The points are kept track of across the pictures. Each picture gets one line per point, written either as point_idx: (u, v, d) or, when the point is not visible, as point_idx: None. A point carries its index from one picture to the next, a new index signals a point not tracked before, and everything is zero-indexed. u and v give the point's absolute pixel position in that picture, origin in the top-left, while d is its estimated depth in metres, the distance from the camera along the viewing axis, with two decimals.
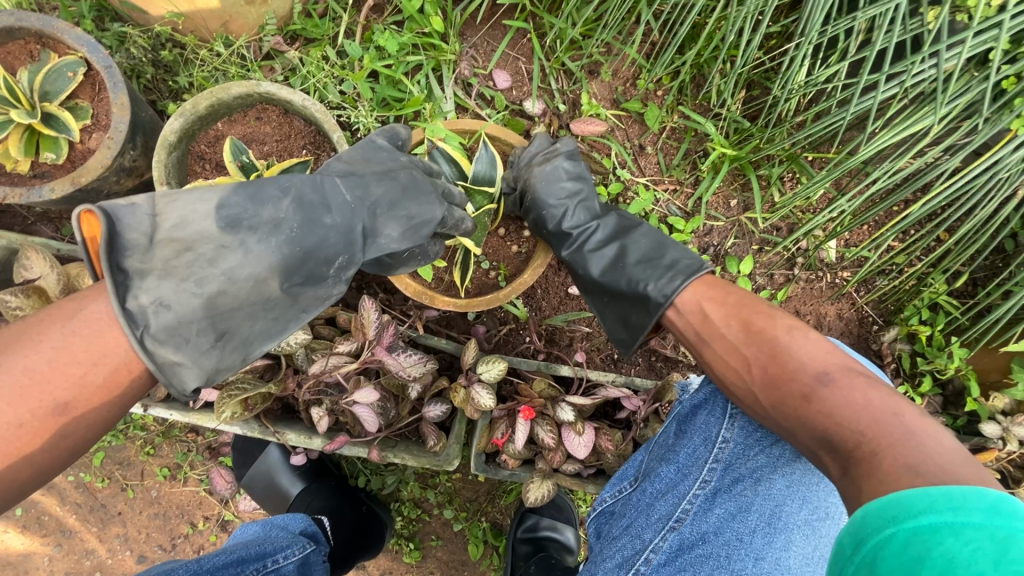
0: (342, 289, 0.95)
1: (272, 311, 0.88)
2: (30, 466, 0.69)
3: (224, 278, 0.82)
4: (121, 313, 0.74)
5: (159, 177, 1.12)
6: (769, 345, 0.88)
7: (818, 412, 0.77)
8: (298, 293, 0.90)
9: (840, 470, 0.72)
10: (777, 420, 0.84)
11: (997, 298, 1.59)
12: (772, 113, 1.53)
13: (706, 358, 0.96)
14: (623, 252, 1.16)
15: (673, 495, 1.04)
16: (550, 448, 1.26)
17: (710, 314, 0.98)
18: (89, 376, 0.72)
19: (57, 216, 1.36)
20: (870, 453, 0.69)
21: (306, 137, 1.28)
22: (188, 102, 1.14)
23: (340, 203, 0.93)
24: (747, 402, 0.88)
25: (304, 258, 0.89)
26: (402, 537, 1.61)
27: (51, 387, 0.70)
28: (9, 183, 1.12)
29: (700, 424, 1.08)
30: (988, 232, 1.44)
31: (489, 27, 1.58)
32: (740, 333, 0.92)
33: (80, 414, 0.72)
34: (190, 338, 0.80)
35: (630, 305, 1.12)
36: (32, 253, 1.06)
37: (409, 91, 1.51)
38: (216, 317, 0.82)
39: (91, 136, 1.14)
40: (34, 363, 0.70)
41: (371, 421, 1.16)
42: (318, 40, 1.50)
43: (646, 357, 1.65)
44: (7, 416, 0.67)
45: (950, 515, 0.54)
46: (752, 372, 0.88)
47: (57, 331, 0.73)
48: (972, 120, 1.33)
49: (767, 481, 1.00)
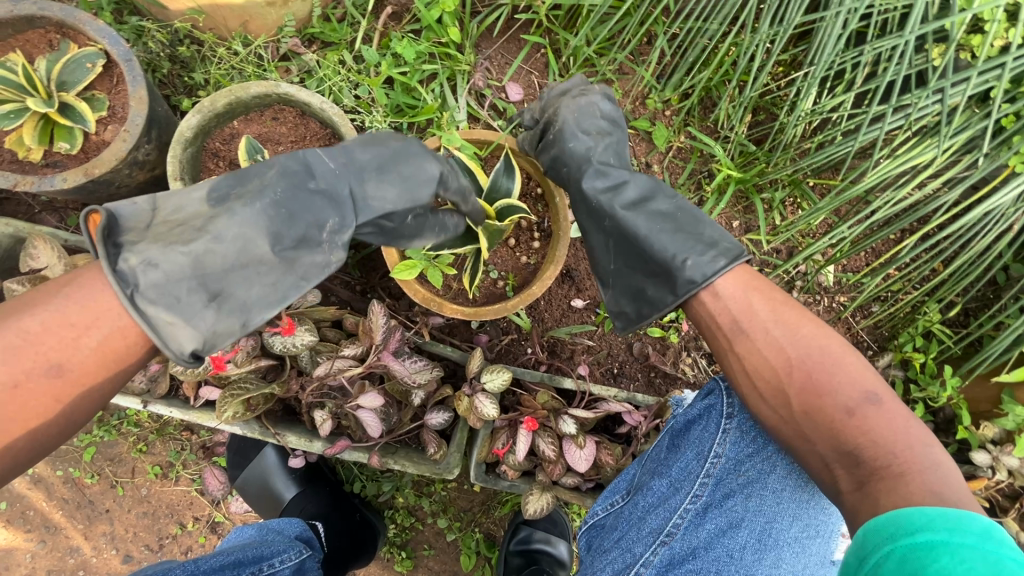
0: (341, 256, 0.92)
1: (267, 275, 0.86)
2: (26, 428, 0.70)
3: (214, 241, 0.82)
4: (111, 273, 0.74)
5: (173, 172, 1.12)
6: (820, 353, 0.90)
7: (856, 428, 0.82)
8: (292, 258, 0.88)
9: (853, 484, 0.81)
10: (806, 430, 0.86)
11: (989, 329, 1.63)
12: (778, 140, 1.57)
13: (739, 350, 0.94)
14: (654, 210, 1.07)
15: (664, 509, 1.05)
16: (551, 461, 1.26)
17: (759, 309, 0.95)
18: (83, 339, 0.72)
19: (63, 206, 1.34)
20: (899, 472, 0.77)
21: (321, 139, 1.28)
22: (206, 98, 1.14)
23: (324, 170, 0.93)
24: (770, 414, 0.91)
25: (292, 219, 0.88)
26: (394, 545, 1.59)
27: (43, 348, 0.70)
28: (20, 171, 1.11)
29: (693, 438, 1.07)
30: (983, 264, 1.48)
31: (505, 40, 1.61)
32: (784, 331, 0.92)
33: (74, 376, 0.72)
34: (181, 296, 0.78)
35: (651, 278, 1.05)
36: (40, 243, 1.05)
37: (422, 99, 1.53)
38: (208, 278, 0.81)
39: (107, 128, 1.13)
40: (29, 324, 0.70)
41: (376, 427, 1.14)
42: (335, 43, 1.51)
43: (645, 373, 1.67)
44: (2, 373, 0.67)
45: (946, 535, 0.65)
46: (792, 376, 0.89)
47: (56, 296, 0.73)
48: (973, 154, 1.37)
49: (758, 496, 1.02)
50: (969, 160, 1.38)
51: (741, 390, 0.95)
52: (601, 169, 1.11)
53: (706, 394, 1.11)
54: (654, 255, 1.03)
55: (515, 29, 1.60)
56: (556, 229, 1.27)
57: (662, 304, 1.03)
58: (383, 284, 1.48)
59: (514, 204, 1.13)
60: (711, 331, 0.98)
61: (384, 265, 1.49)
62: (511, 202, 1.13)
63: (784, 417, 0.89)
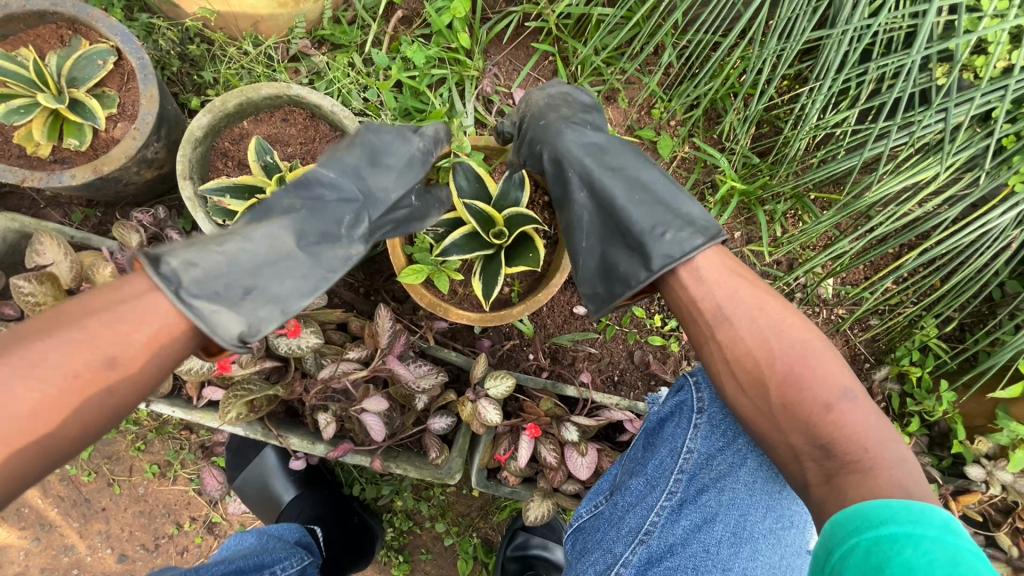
0: (363, 247, 0.92)
1: (297, 269, 0.84)
2: (82, 427, 0.67)
3: (243, 241, 0.81)
4: (155, 274, 0.72)
5: (182, 171, 1.12)
6: (800, 345, 0.90)
7: (832, 422, 0.85)
8: (317, 251, 0.87)
9: (822, 478, 0.84)
10: (780, 421, 0.88)
11: (985, 345, 1.65)
12: (782, 154, 1.59)
13: (720, 337, 0.93)
14: (631, 186, 1.07)
15: (643, 507, 1.11)
16: (552, 467, 1.26)
17: (740, 293, 0.94)
18: (133, 335, 0.69)
19: (68, 201, 1.34)
20: (868, 467, 0.81)
21: (330, 141, 1.28)
22: (218, 98, 1.14)
23: (332, 176, 0.94)
24: (746, 405, 0.92)
25: (315, 217, 0.89)
26: (391, 549, 1.58)
27: (95, 345, 0.67)
28: (28, 166, 1.10)
29: (667, 436, 1.13)
30: (980, 281, 1.50)
31: (514, 47, 1.62)
32: (766, 319, 0.92)
33: (129, 371, 0.69)
34: (220, 291, 0.76)
35: (625, 256, 1.05)
36: (47, 239, 1.04)
37: (430, 103, 1.53)
38: (244, 274, 0.80)
39: (116, 125, 1.13)
40: (83, 322, 0.68)
41: (380, 431, 1.14)
42: (345, 46, 1.52)
43: (645, 381, 1.68)
44: (60, 367, 0.65)
45: (910, 526, 0.69)
46: (773, 367, 0.89)
47: (109, 293, 0.71)
48: (974, 172, 1.39)
49: (730, 491, 1.09)
50: (970, 178, 1.39)
51: (719, 381, 0.96)
52: (580, 148, 1.11)
53: (677, 390, 1.16)
54: (631, 230, 1.03)
55: (523, 36, 1.61)
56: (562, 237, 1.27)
57: (635, 280, 1.02)
58: (387, 287, 1.48)
59: (525, 212, 1.15)
60: (688, 314, 0.98)
61: (388, 268, 1.49)
62: (522, 210, 1.15)
63: (761, 410, 0.90)
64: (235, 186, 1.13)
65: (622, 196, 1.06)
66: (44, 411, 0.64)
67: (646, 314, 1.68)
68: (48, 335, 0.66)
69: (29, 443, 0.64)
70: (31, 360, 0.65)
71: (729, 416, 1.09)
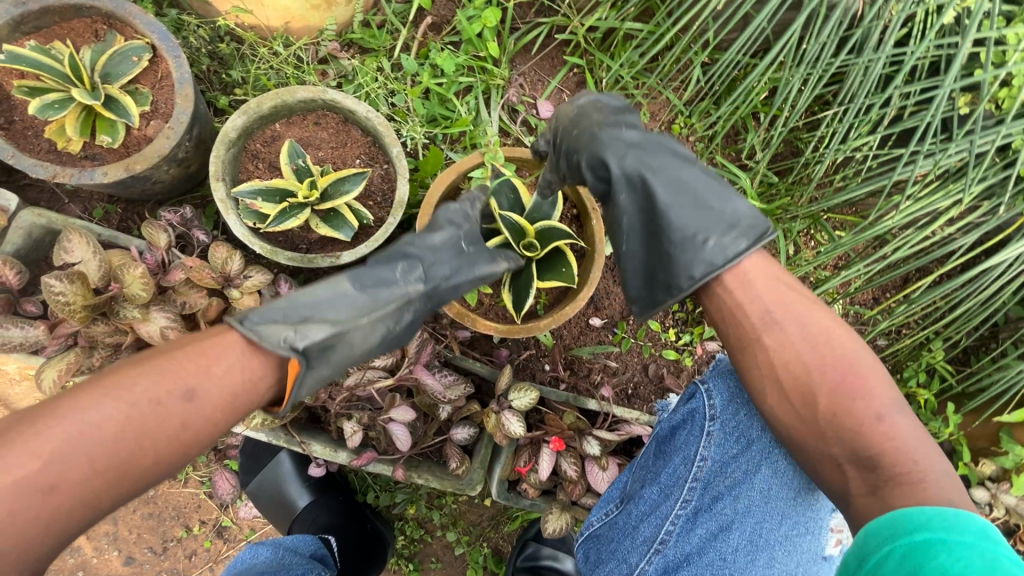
0: (420, 284, 0.91)
1: (351, 302, 0.85)
2: (154, 455, 0.68)
3: (309, 285, 0.86)
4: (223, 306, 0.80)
5: (215, 172, 1.10)
6: (852, 356, 0.91)
7: (884, 434, 0.85)
8: (373, 290, 0.87)
9: (866, 488, 0.85)
10: (825, 429, 0.89)
11: (991, 370, 1.69)
12: (802, 174, 1.61)
13: (768, 342, 0.93)
14: (677, 190, 1.03)
15: (656, 517, 1.09)
16: (573, 480, 1.26)
17: (789, 301, 0.95)
18: (213, 367, 0.73)
19: (89, 196, 1.31)
20: (916, 479, 0.82)
21: (361, 147, 1.27)
22: (253, 100, 1.13)
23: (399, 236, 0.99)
24: (789, 412, 0.92)
25: (374, 264, 0.91)
26: (402, 557, 1.57)
27: (179, 374, 0.71)
28: (58, 162, 1.08)
29: (680, 443, 1.11)
30: (990, 308, 1.53)
31: (541, 57, 1.61)
32: (812, 330, 0.93)
33: (205, 402, 0.71)
34: (277, 317, 0.80)
35: (665, 261, 1.04)
36: (76, 237, 1.02)
37: (457, 111, 1.53)
38: (301, 305, 0.83)
39: (149, 123, 1.11)
40: (174, 353, 0.73)
41: (406, 442, 1.13)
42: (373, 50, 1.51)
43: (658, 394, 1.69)
44: (147, 394, 0.68)
45: (944, 533, 0.70)
46: (823, 375, 0.90)
47: (198, 336, 0.77)
48: (991, 201, 1.41)
49: (746, 498, 1.05)
50: (988, 207, 1.42)
51: (761, 390, 0.95)
52: (623, 150, 1.05)
53: (688, 398, 1.15)
54: (674, 235, 1.02)
55: (551, 46, 1.61)
56: (589, 250, 1.27)
57: (678, 288, 1.01)
58: None
59: (559, 227, 1.16)
60: (734, 320, 0.97)
61: None
62: (557, 225, 1.15)
63: (808, 418, 0.90)
64: (268, 188, 1.14)
65: (667, 200, 1.03)
66: (126, 436, 0.66)
67: (661, 328, 1.69)
68: (142, 365, 0.71)
69: (108, 464, 0.65)
70: (125, 384, 0.68)
71: (742, 422, 1.08)
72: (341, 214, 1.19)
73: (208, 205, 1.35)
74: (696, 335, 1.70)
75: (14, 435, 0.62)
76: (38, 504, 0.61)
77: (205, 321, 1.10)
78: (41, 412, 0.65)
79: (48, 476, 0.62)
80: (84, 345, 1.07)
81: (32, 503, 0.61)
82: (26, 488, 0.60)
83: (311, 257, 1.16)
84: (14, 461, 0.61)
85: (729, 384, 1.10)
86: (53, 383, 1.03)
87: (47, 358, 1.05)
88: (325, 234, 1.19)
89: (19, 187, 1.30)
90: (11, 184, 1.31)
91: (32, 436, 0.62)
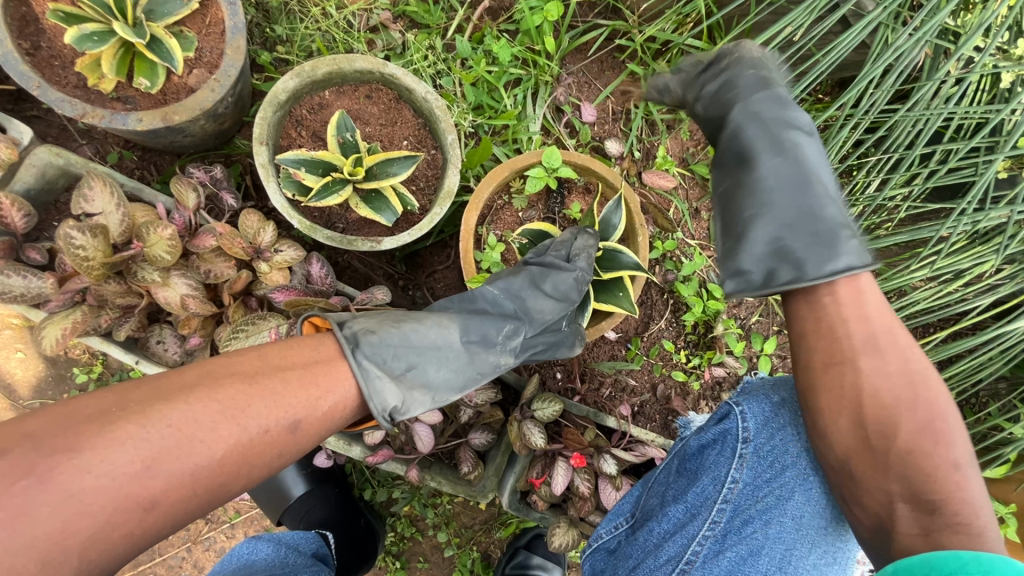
0: (507, 359, 0.98)
1: (451, 363, 0.90)
2: (248, 479, 0.66)
3: (418, 323, 0.88)
4: (340, 332, 0.79)
5: (259, 134, 1.03)
6: (941, 397, 0.79)
7: (959, 485, 0.73)
8: (474, 354, 0.93)
9: (917, 530, 0.72)
10: (892, 467, 0.76)
11: (983, 430, 1.71)
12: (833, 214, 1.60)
13: (863, 364, 0.80)
14: (826, 193, 0.94)
15: (682, 537, 0.99)
16: (584, 497, 1.23)
17: (900, 335, 0.82)
18: (320, 401, 0.71)
19: (105, 140, 1.23)
20: (974, 532, 0.69)
21: (410, 128, 1.21)
22: (308, 63, 1.06)
23: (503, 280, 1.03)
24: (859, 440, 0.79)
25: (479, 321, 0.95)
26: (389, 553, 1.53)
27: (293, 403, 0.68)
28: (86, 100, 0.99)
29: (709, 463, 1.03)
30: (994, 369, 1.56)
31: (595, 60, 1.56)
32: (915, 365, 0.80)
33: (307, 434, 0.70)
34: (388, 360, 0.82)
35: (791, 246, 0.91)
36: (98, 184, 0.94)
37: (503, 102, 1.47)
38: (411, 351, 0.85)
39: (192, 72, 1.03)
40: (288, 377, 0.69)
41: (428, 443, 1.10)
42: (426, 26, 1.45)
43: (663, 416, 1.64)
44: (260, 420, 0.65)
45: None
46: (910, 412, 0.77)
47: (304, 358, 0.73)
48: (1016, 266, 1.42)
49: (778, 524, 0.95)
50: (1014, 272, 1.43)
51: (831, 411, 0.82)
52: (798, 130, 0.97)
53: (719, 418, 1.07)
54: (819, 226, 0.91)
55: (606, 50, 1.56)
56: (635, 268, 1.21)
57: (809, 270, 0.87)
58: (428, 285, 1.43)
59: (625, 254, 1.11)
60: (823, 334, 0.85)
61: (431, 264, 1.43)
62: (624, 251, 1.10)
63: (879, 451, 0.77)
64: (313, 159, 1.06)
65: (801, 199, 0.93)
66: (232, 458, 0.63)
67: (674, 349, 1.65)
68: (254, 384, 0.67)
69: (207, 484, 0.62)
70: (240, 406, 0.64)
71: (777, 446, 0.99)
72: (383, 197, 1.12)
73: (233, 165, 1.27)
74: (706, 359, 1.65)
75: (121, 435, 0.57)
76: (135, 520, 0.57)
77: (229, 292, 1.04)
78: (148, 410, 0.59)
79: (149, 492, 0.58)
80: (92, 304, 0.98)
81: (130, 517, 0.57)
82: (126, 501, 0.56)
83: (350, 239, 1.09)
84: (118, 466, 0.56)
85: (763, 406, 1.02)
86: (54, 343, 0.95)
87: (50, 314, 0.97)
88: (365, 215, 1.12)
89: (26, 119, 1.21)
90: (16, 114, 1.21)
91: (140, 442, 0.57)
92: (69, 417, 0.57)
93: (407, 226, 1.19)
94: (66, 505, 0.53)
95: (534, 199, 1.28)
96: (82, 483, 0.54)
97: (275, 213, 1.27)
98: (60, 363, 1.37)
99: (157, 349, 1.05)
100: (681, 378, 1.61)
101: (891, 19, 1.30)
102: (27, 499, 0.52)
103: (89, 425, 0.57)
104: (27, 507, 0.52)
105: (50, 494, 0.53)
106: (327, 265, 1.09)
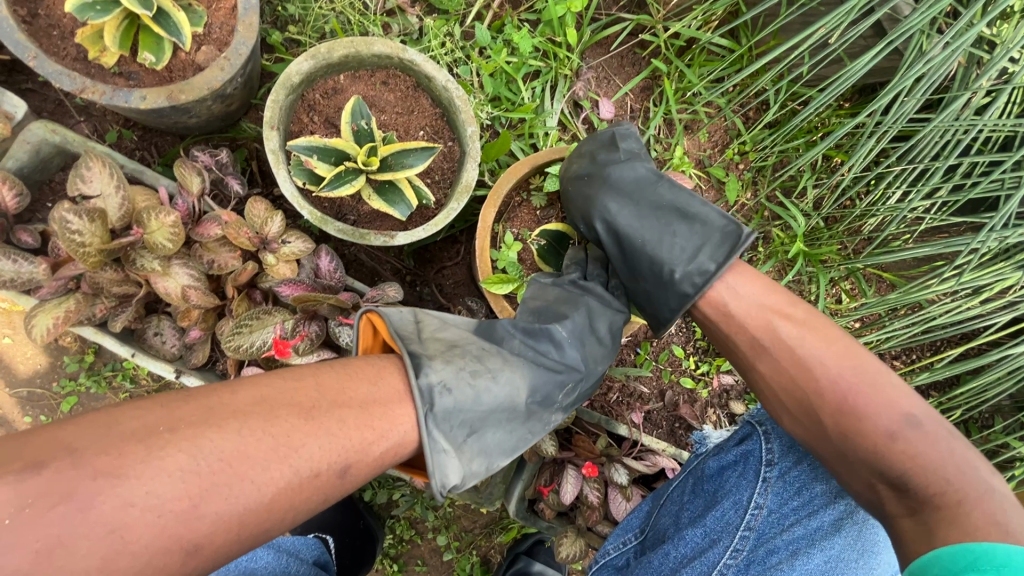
0: (559, 417, 0.88)
1: (513, 425, 0.79)
2: (291, 523, 0.60)
3: (491, 377, 0.76)
4: (416, 382, 0.68)
5: (270, 118, 0.97)
6: (858, 373, 0.82)
7: (903, 452, 0.75)
8: (534, 413, 0.82)
9: (904, 510, 0.74)
10: (841, 450, 0.80)
11: (990, 448, 1.67)
12: (852, 223, 1.56)
13: (761, 367, 0.89)
14: (641, 224, 0.98)
15: (702, 563, 0.95)
16: (592, 506, 1.19)
17: (779, 331, 0.88)
18: (375, 445, 0.64)
19: (106, 117, 1.17)
20: (954, 502, 0.70)
21: (428, 117, 1.16)
22: (324, 44, 1.00)
23: (569, 317, 0.93)
24: (807, 433, 0.85)
25: (546, 376, 0.84)
26: (386, 556, 1.48)
27: (347, 446, 0.61)
28: (88, 74, 0.93)
29: (729, 486, 1.00)
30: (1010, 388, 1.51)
31: (616, 55, 1.51)
32: (822, 352, 0.84)
33: (355, 477, 0.63)
34: (455, 425, 0.71)
35: (644, 293, 1.00)
36: (95, 163, 0.88)
37: (520, 95, 1.42)
38: (478, 414, 0.74)
39: (201, 49, 0.97)
40: (345, 416, 0.63)
41: None
42: (445, 12, 1.39)
43: (670, 422, 1.60)
44: (312, 460, 0.59)
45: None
46: (822, 396, 0.82)
47: (365, 395, 0.65)
48: None
49: (804, 556, 0.92)
50: None
51: (774, 409, 0.90)
52: (585, 189, 1.02)
53: (739, 439, 1.06)
54: (648, 268, 0.97)
55: (627, 44, 1.51)
56: None
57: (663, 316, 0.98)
58: (437, 281, 1.39)
59: None
60: (729, 346, 0.93)
61: (440, 259, 1.39)
62: None
63: (820, 440, 0.83)
64: (326, 147, 1.01)
65: (646, 230, 0.97)
66: (280, 502, 0.57)
67: (683, 355, 1.61)
68: (310, 420, 0.60)
69: (252, 530, 0.56)
70: (292, 444, 0.58)
71: (804, 473, 0.97)
72: (398, 189, 1.06)
73: (239, 149, 1.21)
74: (715, 366, 1.62)
75: (168, 465, 0.52)
76: (176, 563, 0.51)
77: (232, 284, 0.98)
78: (197, 436, 0.54)
79: (195, 534, 0.52)
80: (87, 291, 0.93)
81: (173, 559, 0.51)
82: (170, 542, 0.51)
83: (362, 232, 1.03)
84: (164, 502, 0.51)
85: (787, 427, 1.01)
86: (45, 332, 0.90)
87: (42, 300, 0.92)
88: (377, 208, 1.07)
89: (20, 92, 1.14)
90: (10, 86, 1.15)
91: (188, 474, 0.52)
92: (106, 435, 0.52)
93: (421, 221, 1.14)
94: (107, 543, 0.48)
95: (554, 197, 1.23)
96: (124, 518, 0.49)
97: (282, 202, 1.22)
98: (50, 350, 1.31)
99: (154, 342, 1.00)
100: (687, 382, 1.58)
101: (928, 27, 1.25)
102: (65, 529, 0.48)
103: (133, 447, 0.52)
104: (64, 539, 0.48)
105: (85, 525, 0.48)
106: (336, 259, 1.03)
